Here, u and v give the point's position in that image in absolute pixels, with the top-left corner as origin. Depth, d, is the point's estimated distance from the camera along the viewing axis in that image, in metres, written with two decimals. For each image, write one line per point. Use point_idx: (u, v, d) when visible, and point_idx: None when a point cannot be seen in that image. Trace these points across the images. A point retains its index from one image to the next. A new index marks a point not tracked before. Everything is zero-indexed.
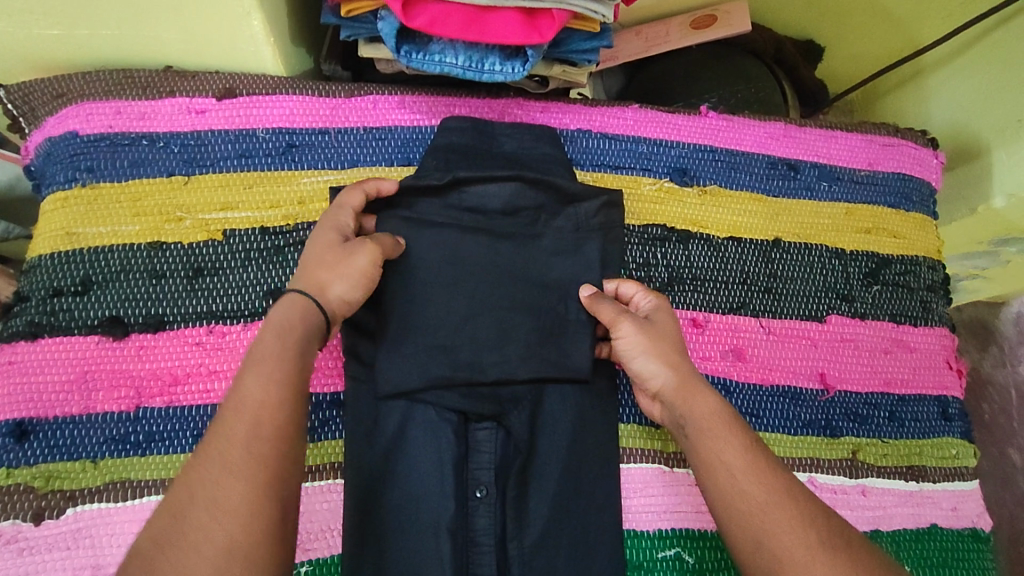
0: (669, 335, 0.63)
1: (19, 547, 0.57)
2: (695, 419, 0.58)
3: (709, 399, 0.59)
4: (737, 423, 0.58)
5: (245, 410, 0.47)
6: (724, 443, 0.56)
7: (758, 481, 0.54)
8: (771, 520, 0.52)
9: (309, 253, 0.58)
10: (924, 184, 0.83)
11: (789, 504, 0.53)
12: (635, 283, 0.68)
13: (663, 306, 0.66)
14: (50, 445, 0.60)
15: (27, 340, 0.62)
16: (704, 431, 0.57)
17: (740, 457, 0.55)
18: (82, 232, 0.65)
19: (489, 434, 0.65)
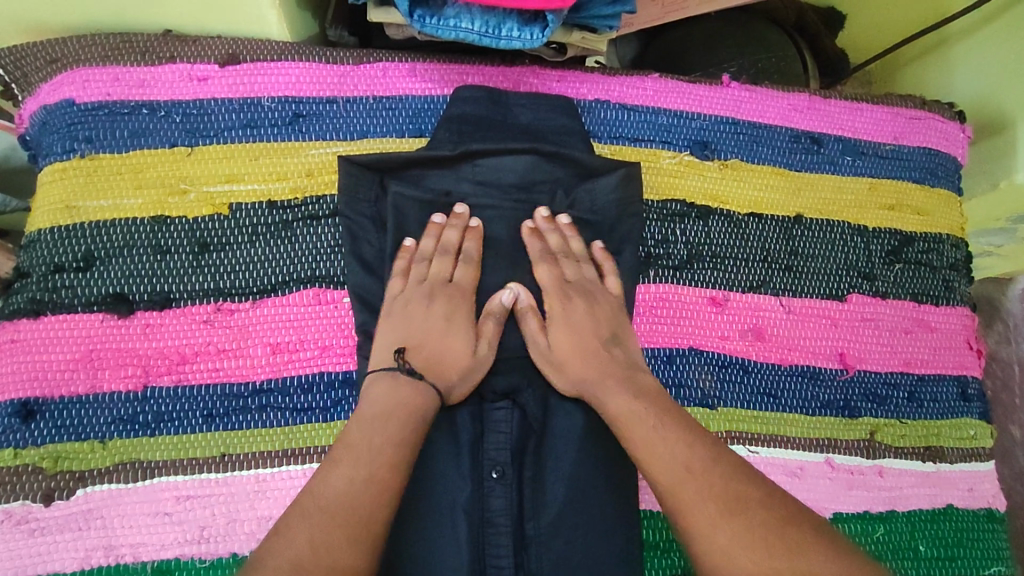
0: (570, 352, 0.63)
1: (30, 528, 0.56)
2: (616, 410, 0.58)
3: (626, 389, 0.59)
4: (664, 407, 0.58)
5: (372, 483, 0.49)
6: (637, 423, 0.56)
7: (662, 453, 0.53)
8: (686, 491, 0.50)
9: (426, 341, 0.61)
10: (950, 159, 0.81)
11: (694, 470, 0.51)
12: (545, 266, 0.66)
13: (559, 310, 0.65)
14: (57, 425, 0.58)
15: (29, 317, 0.60)
16: (626, 421, 0.57)
17: (650, 435, 0.55)
18: (82, 206, 0.63)
19: (505, 415, 0.64)
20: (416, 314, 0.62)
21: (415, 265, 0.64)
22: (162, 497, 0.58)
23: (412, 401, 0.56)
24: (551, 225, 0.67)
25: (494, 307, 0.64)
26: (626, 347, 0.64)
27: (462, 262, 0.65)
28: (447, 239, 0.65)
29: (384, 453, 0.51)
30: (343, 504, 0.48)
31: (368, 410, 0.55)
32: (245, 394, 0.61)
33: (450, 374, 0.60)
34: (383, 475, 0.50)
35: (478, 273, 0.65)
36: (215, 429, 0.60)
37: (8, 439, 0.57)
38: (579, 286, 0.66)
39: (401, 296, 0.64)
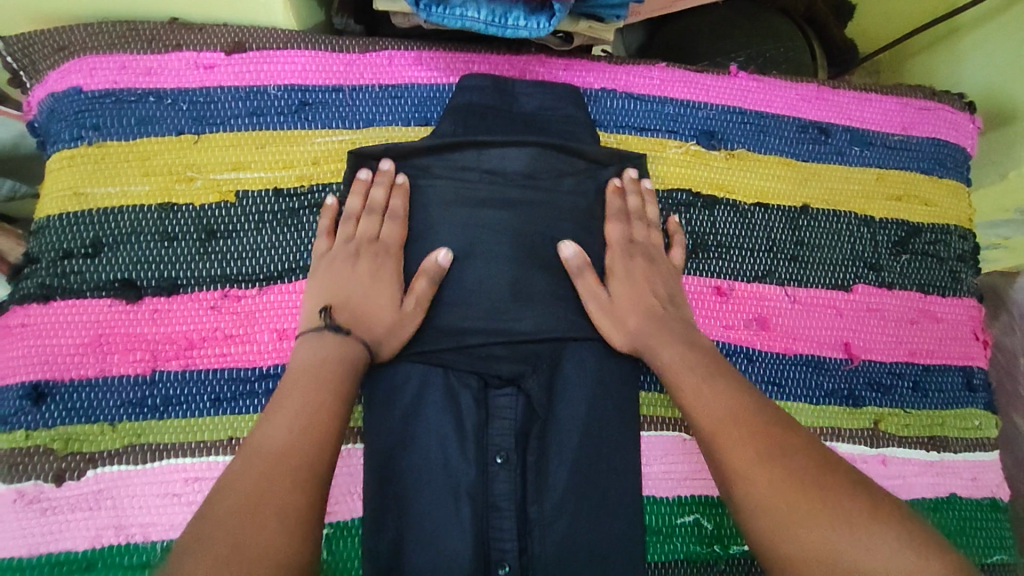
0: (630, 309, 0.66)
1: (41, 507, 0.57)
2: (664, 363, 0.62)
3: (679, 343, 0.63)
4: (708, 362, 0.60)
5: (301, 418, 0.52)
6: (686, 370, 0.60)
7: (708, 397, 0.56)
8: (727, 432, 0.53)
9: (352, 299, 0.62)
10: (958, 150, 0.80)
11: (739, 415, 0.54)
12: (616, 225, 0.69)
13: (622, 268, 0.68)
14: (67, 407, 0.59)
15: (39, 303, 0.61)
16: (671, 373, 0.60)
17: (699, 382, 0.58)
18: (90, 192, 0.63)
19: (509, 400, 0.65)
20: (342, 271, 0.63)
21: (342, 223, 0.65)
22: (171, 478, 0.59)
23: (339, 354, 0.58)
24: (634, 185, 0.70)
25: (429, 265, 0.64)
26: (682, 308, 0.67)
27: (389, 221, 0.65)
28: (374, 198, 0.65)
29: (323, 402, 0.54)
30: (285, 447, 0.49)
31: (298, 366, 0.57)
32: (252, 379, 0.62)
33: (376, 330, 0.62)
34: (321, 420, 0.52)
35: (422, 220, 0.67)
36: (223, 413, 0.61)
37: (20, 421, 0.58)
38: (644, 248, 0.69)
39: (327, 255, 0.64)
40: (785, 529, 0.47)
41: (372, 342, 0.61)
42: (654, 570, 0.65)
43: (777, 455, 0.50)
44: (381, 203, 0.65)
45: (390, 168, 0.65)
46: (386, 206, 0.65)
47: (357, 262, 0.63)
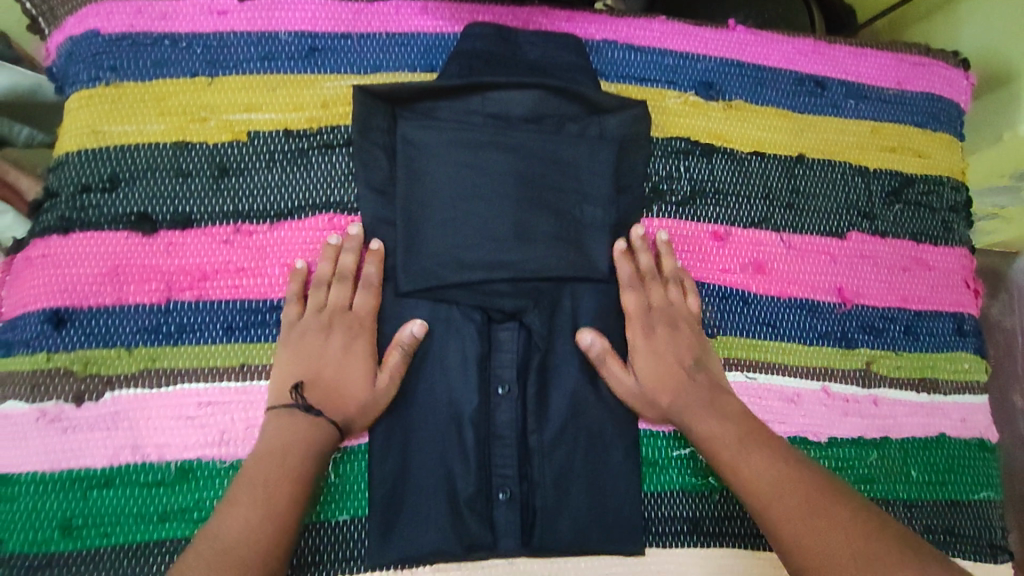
0: (658, 383, 0.66)
1: (63, 426, 0.60)
2: (703, 434, 0.63)
3: (712, 414, 0.63)
4: (744, 426, 0.62)
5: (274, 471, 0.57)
6: (725, 441, 0.61)
7: (754, 469, 0.58)
8: (780, 503, 0.56)
9: (324, 375, 0.61)
10: (953, 105, 0.81)
11: (787, 488, 0.56)
12: (631, 294, 0.68)
13: (644, 342, 0.67)
14: (86, 331, 0.61)
15: (58, 234, 0.63)
16: (711, 446, 0.62)
17: (743, 455, 0.60)
18: (107, 130, 0.65)
19: (511, 335, 0.67)
20: (312, 346, 0.62)
21: (311, 292, 0.64)
22: (185, 402, 0.62)
23: (304, 438, 0.58)
24: (642, 244, 0.69)
25: (402, 338, 0.63)
26: (710, 373, 0.67)
27: (359, 291, 0.64)
28: (343, 265, 0.64)
29: (285, 486, 0.56)
30: (241, 542, 0.53)
31: (264, 447, 0.58)
32: (263, 310, 0.64)
33: (348, 408, 0.61)
34: (279, 512, 0.55)
35: (425, 157, 0.67)
36: (235, 342, 0.63)
37: (41, 343, 0.61)
38: (662, 313, 0.68)
39: (298, 325, 0.63)
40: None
41: (343, 422, 0.61)
42: (651, 499, 0.67)
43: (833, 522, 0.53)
44: (351, 269, 0.64)
45: (359, 233, 0.65)
46: (359, 273, 0.65)
47: (329, 334, 0.63)
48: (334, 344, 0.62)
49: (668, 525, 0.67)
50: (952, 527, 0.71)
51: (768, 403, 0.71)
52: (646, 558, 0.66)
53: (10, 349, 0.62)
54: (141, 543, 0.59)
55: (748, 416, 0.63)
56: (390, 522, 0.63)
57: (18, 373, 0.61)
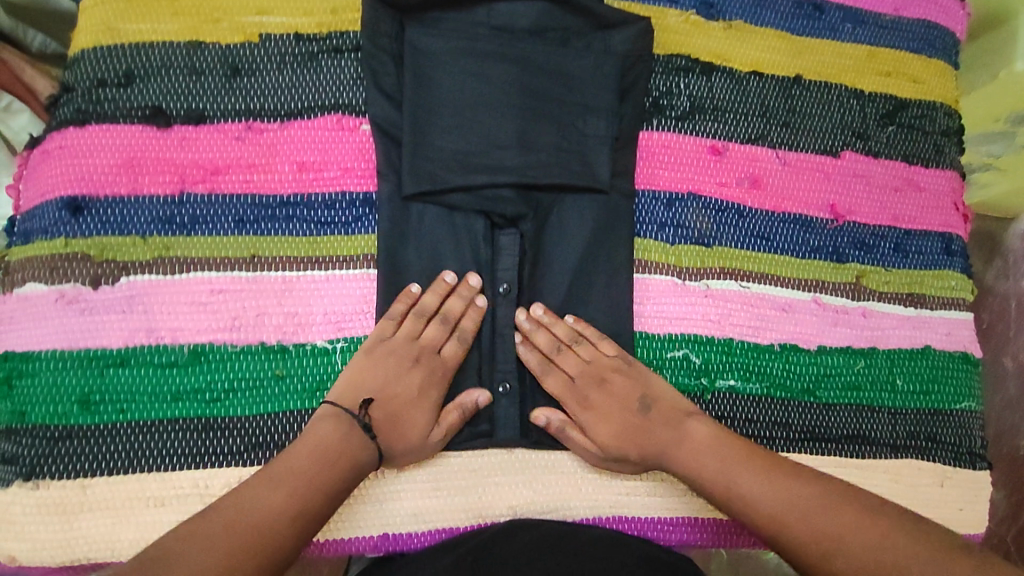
0: (620, 445, 0.65)
1: (80, 307, 0.63)
2: (689, 470, 0.63)
3: (686, 450, 0.63)
4: (719, 448, 0.63)
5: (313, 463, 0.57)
6: (715, 473, 0.62)
7: (758, 496, 0.59)
8: (790, 526, 0.57)
9: (388, 413, 0.62)
10: (948, 34, 0.83)
11: (793, 502, 0.58)
12: (557, 377, 0.67)
13: (590, 412, 0.66)
14: (101, 220, 0.64)
15: (76, 126, 0.65)
16: (701, 480, 0.62)
17: (746, 482, 0.60)
18: (122, 28, 0.67)
19: (513, 238, 0.69)
20: (394, 369, 0.64)
21: (412, 317, 0.65)
22: (196, 289, 0.64)
23: (356, 453, 0.59)
24: (533, 326, 0.67)
25: (467, 402, 0.65)
26: (660, 407, 0.66)
27: (453, 340, 0.66)
28: (452, 308, 0.66)
29: (320, 490, 0.56)
30: (270, 533, 0.53)
31: (319, 445, 0.58)
32: (273, 205, 0.66)
33: (396, 443, 0.62)
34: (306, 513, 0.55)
35: (430, 63, 0.68)
36: (245, 234, 0.66)
37: (59, 229, 0.64)
38: (599, 368, 0.67)
39: (388, 341, 0.64)
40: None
41: (386, 452, 0.62)
42: None
43: (846, 533, 0.55)
44: (454, 313, 0.66)
45: (476, 286, 0.67)
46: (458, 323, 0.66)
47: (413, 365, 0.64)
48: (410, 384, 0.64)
49: None
50: (934, 434, 0.75)
51: (760, 311, 0.73)
52: None
53: (30, 236, 0.64)
54: (156, 418, 0.62)
55: (717, 435, 0.64)
56: None
57: (38, 257, 0.63)
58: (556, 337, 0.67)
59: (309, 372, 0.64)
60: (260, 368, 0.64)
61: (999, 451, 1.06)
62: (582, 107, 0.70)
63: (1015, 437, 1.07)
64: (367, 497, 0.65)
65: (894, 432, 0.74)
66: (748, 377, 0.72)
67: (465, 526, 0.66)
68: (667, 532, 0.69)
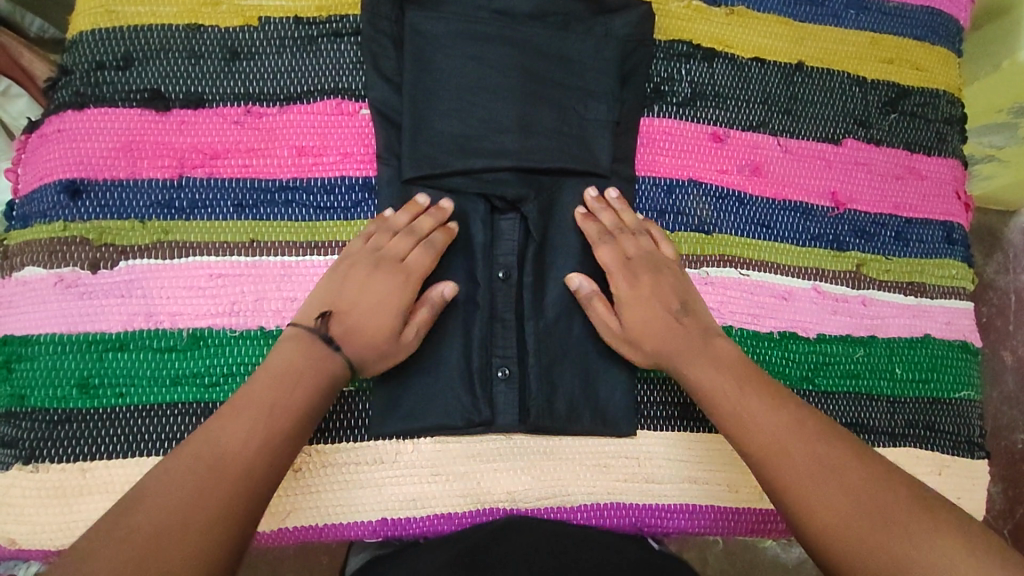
0: (643, 330, 0.63)
1: (79, 291, 0.63)
2: (700, 379, 0.60)
3: (707, 361, 0.61)
4: (737, 371, 0.60)
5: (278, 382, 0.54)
6: (719, 388, 0.59)
7: (756, 416, 0.56)
8: (788, 453, 0.54)
9: (351, 317, 0.60)
10: (953, 21, 0.82)
11: (791, 429, 0.55)
12: (609, 251, 0.66)
13: (626, 290, 0.65)
14: (101, 204, 0.64)
15: (74, 109, 0.65)
16: (709, 394, 0.60)
17: (752, 401, 0.57)
18: (121, 11, 0.67)
19: (513, 225, 0.69)
20: (355, 280, 0.61)
21: (377, 234, 0.64)
22: (195, 274, 0.64)
23: (319, 364, 0.56)
24: (599, 204, 0.68)
25: (431, 297, 0.63)
26: (697, 316, 0.64)
27: (420, 246, 0.64)
28: (420, 225, 0.64)
29: (294, 412, 0.53)
30: (244, 464, 0.49)
31: (279, 364, 0.55)
32: (272, 190, 0.66)
33: (364, 353, 0.59)
34: (282, 436, 0.52)
35: (430, 48, 0.67)
36: (244, 219, 0.65)
37: (58, 213, 0.63)
38: (642, 261, 0.66)
39: (350, 258, 0.63)
40: (875, 555, 0.48)
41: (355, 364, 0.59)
42: (644, 384, 0.70)
43: (840, 472, 0.52)
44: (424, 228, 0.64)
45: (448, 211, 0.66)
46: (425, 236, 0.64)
47: (373, 274, 0.62)
48: (376, 291, 0.61)
49: (659, 410, 0.70)
50: (933, 423, 0.75)
51: (759, 299, 0.73)
52: (637, 439, 0.69)
53: (29, 221, 0.64)
54: (155, 403, 0.62)
55: (744, 359, 0.61)
56: (393, 397, 0.65)
57: (36, 242, 0.63)
58: (621, 221, 0.68)
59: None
60: (259, 352, 0.64)
61: (996, 444, 1.07)
62: (583, 94, 0.70)
63: (1012, 432, 1.07)
64: (367, 482, 0.65)
65: (892, 421, 0.74)
66: None
67: (464, 511, 0.66)
68: (665, 519, 0.69)
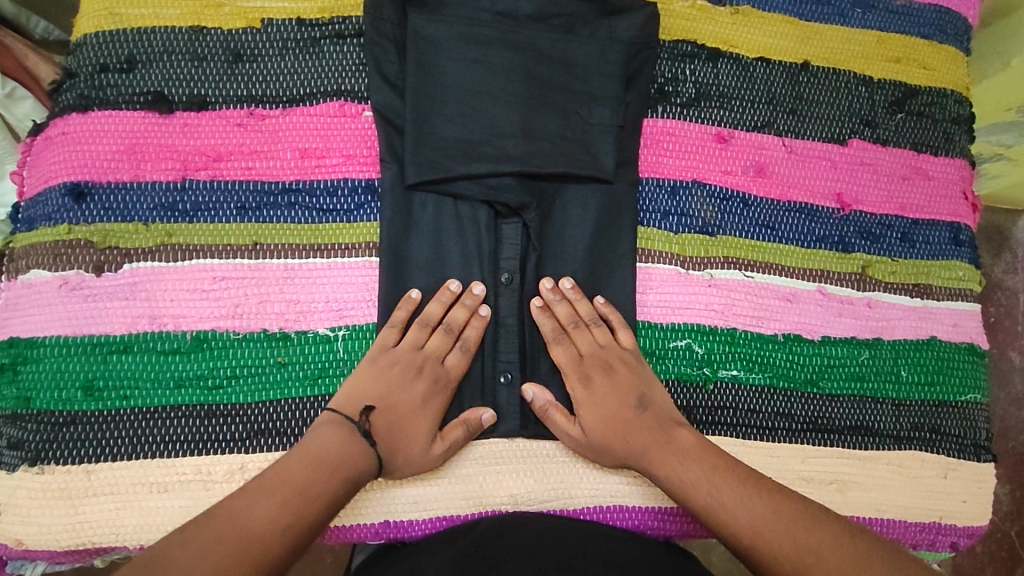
0: (606, 433, 0.64)
1: (83, 294, 0.63)
2: (668, 476, 0.61)
3: (672, 457, 0.62)
4: (706, 461, 0.61)
5: (308, 462, 0.56)
6: (691, 481, 0.60)
7: (732, 508, 0.58)
8: (769, 542, 0.55)
9: (391, 417, 0.62)
10: (961, 20, 0.81)
11: (768, 515, 0.56)
12: (562, 355, 0.67)
13: (582, 392, 0.66)
14: (105, 206, 0.64)
15: (78, 112, 0.65)
16: (682, 488, 0.60)
17: (725, 493, 0.59)
18: (124, 13, 0.67)
19: (516, 229, 0.68)
20: (400, 376, 0.63)
21: (415, 326, 0.64)
22: (199, 276, 0.64)
23: (355, 460, 0.58)
24: (554, 294, 0.67)
25: (473, 418, 0.65)
26: (656, 408, 0.65)
27: (459, 350, 0.65)
28: (455, 316, 0.65)
29: (323, 496, 0.55)
30: (269, 543, 0.51)
31: (314, 449, 0.57)
32: (276, 192, 0.66)
33: (398, 456, 0.61)
34: (308, 519, 0.54)
35: (433, 50, 0.67)
36: (247, 221, 0.66)
37: (63, 216, 0.64)
38: (601, 358, 0.66)
39: (390, 351, 0.63)
40: None
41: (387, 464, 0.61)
42: None
43: (821, 554, 0.54)
44: (458, 322, 0.65)
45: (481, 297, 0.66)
46: (461, 330, 0.65)
47: (419, 374, 0.63)
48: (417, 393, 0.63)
49: None
50: (938, 425, 0.74)
51: (764, 301, 0.73)
52: None
53: (33, 224, 0.65)
54: (159, 405, 0.62)
55: (702, 442, 0.63)
56: None
57: (41, 244, 0.64)
58: (577, 313, 0.67)
59: (311, 359, 0.64)
60: (262, 355, 0.64)
61: (1003, 446, 1.06)
62: (586, 97, 0.70)
63: (1019, 433, 1.06)
64: (369, 484, 0.65)
65: (898, 424, 0.73)
66: (751, 367, 0.71)
67: (466, 514, 0.66)
68: (667, 520, 0.69)
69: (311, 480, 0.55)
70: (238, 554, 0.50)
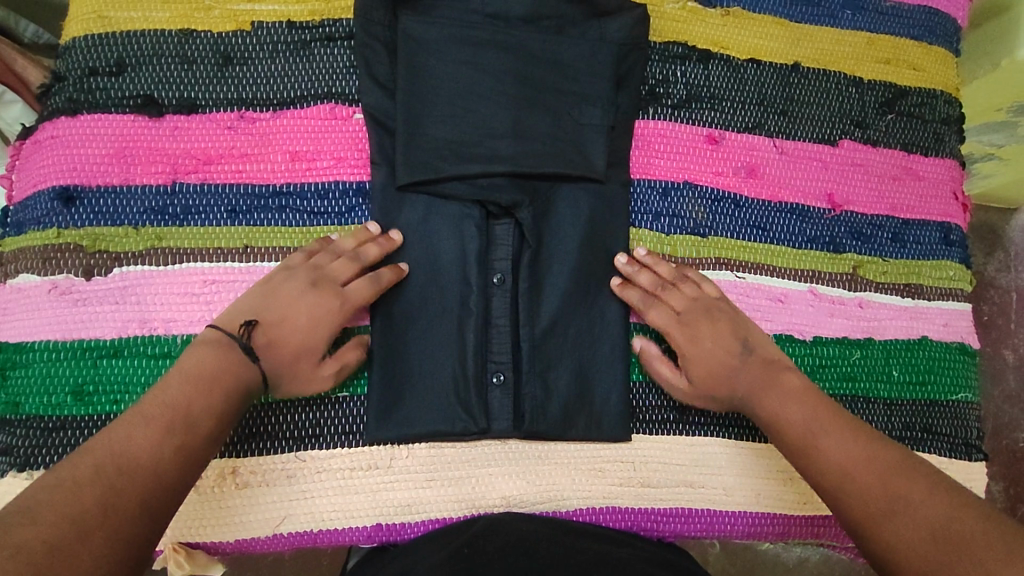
0: (710, 376, 0.64)
1: (73, 298, 0.63)
2: (767, 414, 0.60)
3: (774, 395, 0.60)
4: (814, 403, 0.59)
5: (186, 382, 0.52)
6: (789, 419, 0.58)
7: (827, 447, 0.55)
8: (858, 480, 0.52)
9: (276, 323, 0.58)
10: (951, 21, 0.81)
11: (862, 455, 0.53)
12: (659, 313, 0.67)
13: (684, 342, 0.65)
14: (94, 210, 0.64)
15: (67, 115, 0.65)
16: (782, 427, 0.59)
17: (824, 433, 0.56)
18: (113, 16, 0.66)
19: (508, 230, 0.68)
20: (287, 291, 0.60)
21: (322, 253, 0.63)
22: (189, 280, 0.64)
23: (237, 375, 0.54)
24: (633, 268, 0.68)
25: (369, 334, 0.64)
26: (761, 351, 0.64)
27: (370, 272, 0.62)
28: (360, 249, 0.63)
29: (207, 415, 0.51)
30: (155, 468, 0.46)
31: (191, 365, 0.53)
32: (266, 195, 0.66)
33: (285, 373, 0.59)
34: (196, 440, 0.49)
35: (422, 51, 0.67)
36: (238, 224, 0.66)
37: (52, 219, 0.64)
38: (702, 307, 0.66)
39: (291, 270, 0.62)
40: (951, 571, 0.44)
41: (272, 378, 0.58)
42: (639, 387, 0.70)
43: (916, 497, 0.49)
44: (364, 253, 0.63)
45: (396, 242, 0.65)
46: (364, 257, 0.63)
47: (306, 288, 0.60)
48: (308, 302, 0.60)
49: (655, 412, 0.69)
50: (930, 425, 0.74)
51: (756, 301, 0.73)
52: (632, 443, 0.69)
53: (22, 228, 0.64)
54: None
55: (814, 390, 0.61)
56: (388, 403, 0.65)
57: (30, 248, 0.63)
58: (659, 276, 0.68)
59: None
60: None
61: (996, 444, 1.06)
62: (577, 97, 0.70)
63: (1013, 431, 1.07)
64: (362, 488, 0.65)
65: (890, 423, 0.73)
66: None
67: (459, 516, 0.66)
68: (660, 522, 0.69)
69: (191, 401, 0.51)
70: (116, 483, 0.44)
